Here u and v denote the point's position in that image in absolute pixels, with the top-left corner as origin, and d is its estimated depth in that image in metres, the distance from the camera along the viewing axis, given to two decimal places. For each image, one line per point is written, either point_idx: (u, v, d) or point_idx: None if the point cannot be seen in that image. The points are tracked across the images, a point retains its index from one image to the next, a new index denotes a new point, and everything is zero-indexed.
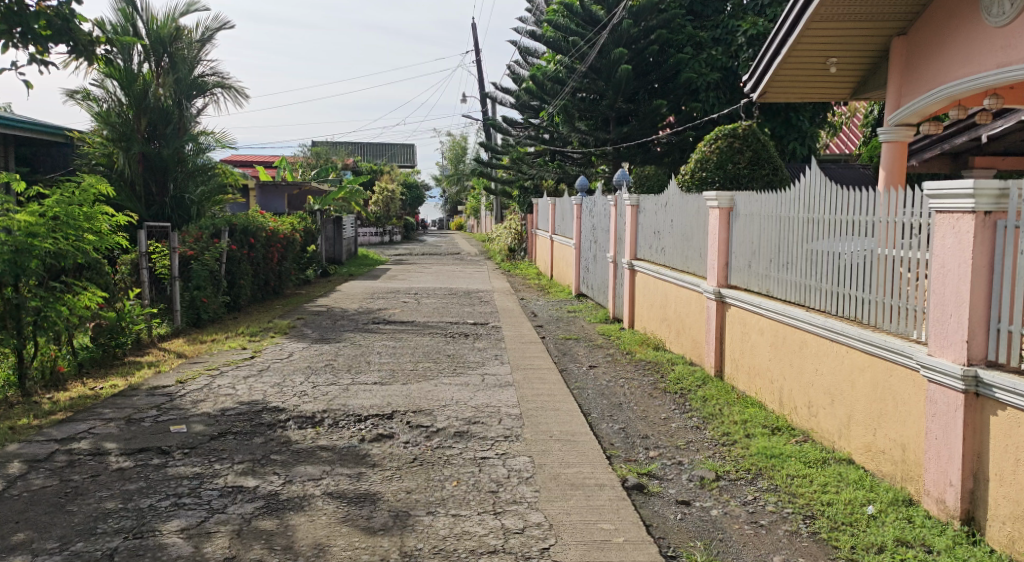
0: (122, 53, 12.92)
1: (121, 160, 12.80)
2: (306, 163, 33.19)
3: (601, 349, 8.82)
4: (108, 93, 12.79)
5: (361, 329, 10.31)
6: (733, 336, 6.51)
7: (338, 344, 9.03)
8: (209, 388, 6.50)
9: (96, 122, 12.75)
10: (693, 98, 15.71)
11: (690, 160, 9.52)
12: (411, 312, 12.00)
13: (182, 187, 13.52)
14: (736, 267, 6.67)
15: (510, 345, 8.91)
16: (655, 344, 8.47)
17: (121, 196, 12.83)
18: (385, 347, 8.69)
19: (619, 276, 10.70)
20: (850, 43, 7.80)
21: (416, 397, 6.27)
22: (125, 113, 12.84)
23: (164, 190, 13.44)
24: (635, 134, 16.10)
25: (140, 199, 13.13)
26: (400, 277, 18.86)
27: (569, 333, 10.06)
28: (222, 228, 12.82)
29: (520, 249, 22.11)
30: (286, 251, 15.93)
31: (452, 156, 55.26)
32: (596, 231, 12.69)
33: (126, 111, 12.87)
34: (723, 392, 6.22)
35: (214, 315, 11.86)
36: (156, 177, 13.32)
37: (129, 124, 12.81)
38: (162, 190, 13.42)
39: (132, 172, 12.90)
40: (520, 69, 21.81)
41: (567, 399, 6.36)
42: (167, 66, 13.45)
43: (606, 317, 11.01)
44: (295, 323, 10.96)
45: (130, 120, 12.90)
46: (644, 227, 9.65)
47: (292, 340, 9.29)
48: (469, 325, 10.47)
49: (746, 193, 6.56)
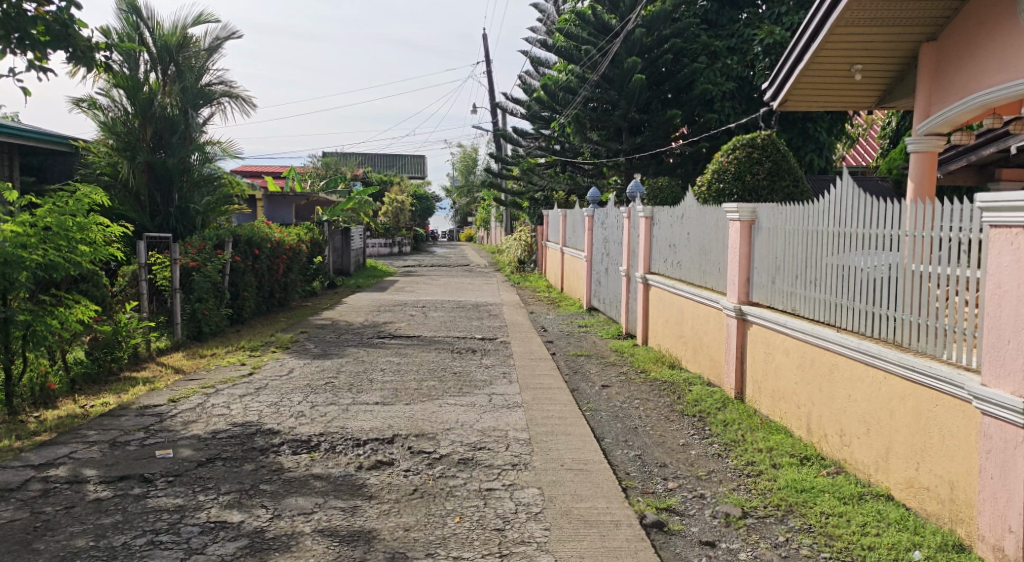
0: (128, 62, 12.71)
1: (125, 170, 12.54)
2: (315, 174, 32.99)
3: (613, 367, 8.46)
4: (114, 101, 12.56)
5: (365, 344, 9.98)
6: (754, 357, 6.16)
7: (341, 359, 8.71)
8: (202, 408, 6.18)
9: (101, 132, 12.54)
10: (708, 108, 15.39)
11: (706, 170, 9.18)
12: (418, 326, 11.67)
13: (187, 197, 13.26)
14: (758, 283, 6.32)
15: (519, 362, 8.56)
16: (671, 362, 8.12)
17: (124, 206, 12.58)
18: (389, 364, 8.36)
19: (632, 290, 10.36)
20: (877, 49, 7.44)
21: (419, 419, 5.93)
22: (131, 122, 12.63)
23: (169, 201, 13.17)
24: (647, 144, 15.76)
25: (144, 209, 12.88)
26: (408, 289, 18.55)
27: (580, 350, 9.71)
28: (225, 239, 12.54)
29: (530, 261, 21.79)
30: (291, 262, 15.65)
31: (462, 167, 55.08)
32: (608, 244, 12.35)
33: (132, 120, 12.63)
34: (745, 416, 5.86)
35: (216, 328, 11.58)
36: (160, 187, 13.05)
37: (134, 134, 12.60)
38: (166, 200, 13.16)
39: (135, 182, 12.65)
40: (531, 80, 21.57)
41: (579, 422, 6.00)
42: (173, 75, 13.22)
43: (618, 333, 10.66)
44: (298, 337, 10.65)
45: (136, 130, 12.65)
46: (658, 239, 9.31)
47: (294, 356, 8.97)
48: (477, 341, 10.13)
49: (769, 205, 6.20)
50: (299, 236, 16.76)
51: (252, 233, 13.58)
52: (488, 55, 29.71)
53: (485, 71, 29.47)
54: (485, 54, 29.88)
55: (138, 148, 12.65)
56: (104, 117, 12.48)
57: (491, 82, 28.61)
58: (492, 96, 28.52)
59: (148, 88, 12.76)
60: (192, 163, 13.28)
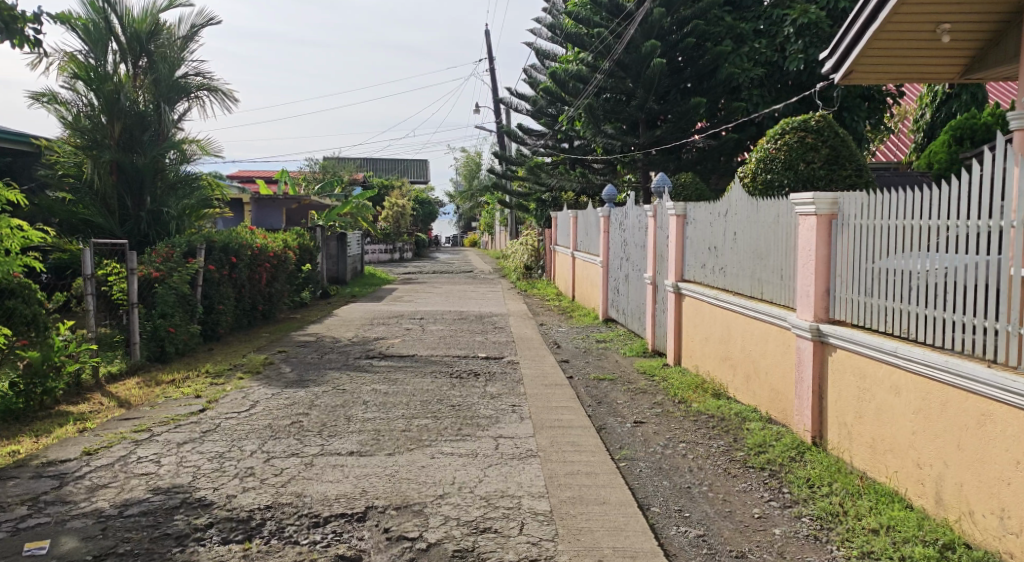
0: (94, 52, 11.31)
1: (89, 170, 11.10)
2: (313, 179, 31.64)
3: (645, 396, 7.00)
4: (78, 94, 11.13)
5: (351, 367, 8.55)
6: (839, 392, 4.71)
7: (318, 389, 7.26)
8: (122, 465, 4.76)
9: (64, 129, 11.16)
10: (733, 97, 13.89)
11: (750, 160, 7.77)
12: (413, 343, 10.23)
13: (159, 200, 11.83)
14: (843, 296, 4.85)
15: (531, 391, 7.10)
16: (714, 391, 6.68)
17: (87, 210, 11.21)
18: (374, 395, 6.91)
19: (659, 300, 8.92)
20: (973, 3, 5.97)
21: (404, 481, 4.49)
22: (97, 116, 11.19)
23: (141, 204, 11.75)
24: (667, 137, 14.33)
25: (113, 214, 11.46)
26: (407, 299, 17.12)
27: (602, 372, 8.25)
28: (197, 246, 11.16)
29: (537, 267, 20.36)
30: (277, 271, 14.23)
31: (466, 172, 53.74)
32: (628, 246, 10.92)
33: (98, 115, 11.18)
34: (834, 471, 4.41)
35: (183, 347, 10.21)
36: (130, 190, 11.64)
37: (101, 131, 11.16)
38: (138, 203, 11.74)
39: (101, 184, 11.21)
40: (536, 73, 20.14)
41: (615, 482, 4.55)
42: (146, 67, 11.88)
43: (643, 349, 9.23)
44: (273, 358, 9.24)
45: (103, 126, 11.21)
46: (693, 240, 7.86)
47: (262, 384, 7.53)
48: (480, 362, 8.67)
49: (857, 193, 4.74)
50: (285, 242, 15.32)
51: (229, 238, 12.14)
52: (491, 51, 28.29)
53: (489, 68, 28.06)
54: (488, 50, 28.46)
55: (105, 146, 11.20)
56: (67, 113, 11.09)
57: (494, 78, 27.19)
58: (496, 93, 27.10)
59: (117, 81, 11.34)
60: (167, 163, 11.85)
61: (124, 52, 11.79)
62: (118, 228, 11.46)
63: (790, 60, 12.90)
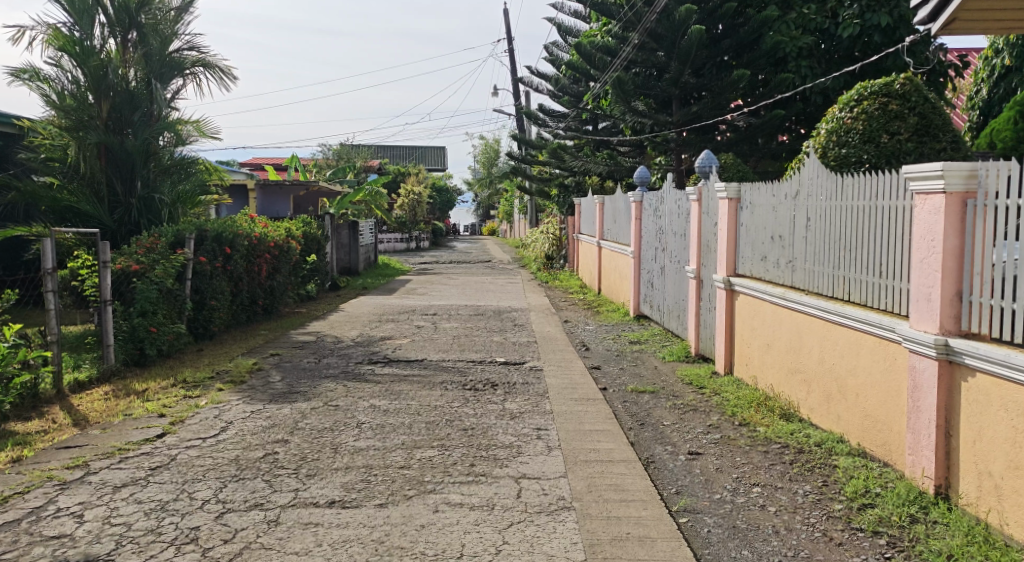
0: (79, 25, 10.16)
1: (72, 153, 9.96)
2: (325, 166, 30.50)
3: (696, 415, 5.81)
4: (62, 71, 10.01)
5: (349, 375, 7.41)
6: (980, 432, 3.53)
7: (306, 406, 6.11)
8: (30, 522, 3.65)
9: (49, 110, 10.08)
10: (778, 69, 12.60)
11: (818, 133, 6.49)
12: (423, 345, 9.07)
13: (151, 185, 10.62)
14: (983, 302, 3.63)
15: (560, 409, 5.93)
16: (782, 411, 5.49)
17: (72, 197, 10.12)
18: (371, 416, 5.77)
19: (706, 297, 7.72)
20: None
21: (396, 552, 3.36)
22: (83, 94, 10.08)
23: (132, 190, 10.55)
24: (704, 114, 13.04)
25: (102, 201, 10.33)
26: (420, 291, 15.97)
27: (640, 383, 7.05)
28: (185, 235, 10.07)
29: (559, 257, 19.16)
30: (279, 263, 13.14)
31: (484, 160, 52.58)
32: (665, 235, 9.72)
33: (84, 92, 10.08)
34: (986, 547, 3.24)
35: (168, 348, 9.20)
36: (121, 174, 10.47)
37: (88, 110, 10.05)
38: (128, 189, 10.55)
39: (87, 168, 10.09)
40: (559, 50, 18.86)
41: (677, 555, 3.39)
42: (136, 41, 10.62)
43: (685, 354, 8.05)
44: (262, 363, 8.13)
45: (89, 104, 10.10)
46: (751, 228, 6.64)
47: (242, 399, 6.40)
48: (498, 369, 7.50)
49: (1007, 161, 3.50)
50: (289, 231, 14.19)
51: (222, 227, 11.02)
52: (510, 32, 26.98)
53: (508, 48, 26.79)
54: (507, 31, 27.16)
55: (92, 126, 10.10)
56: (50, 91, 9.93)
57: (514, 60, 25.92)
58: (515, 75, 25.82)
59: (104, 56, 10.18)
60: (161, 145, 10.74)
61: (112, 25, 10.54)
62: (107, 216, 10.29)
63: (845, 26, 11.75)
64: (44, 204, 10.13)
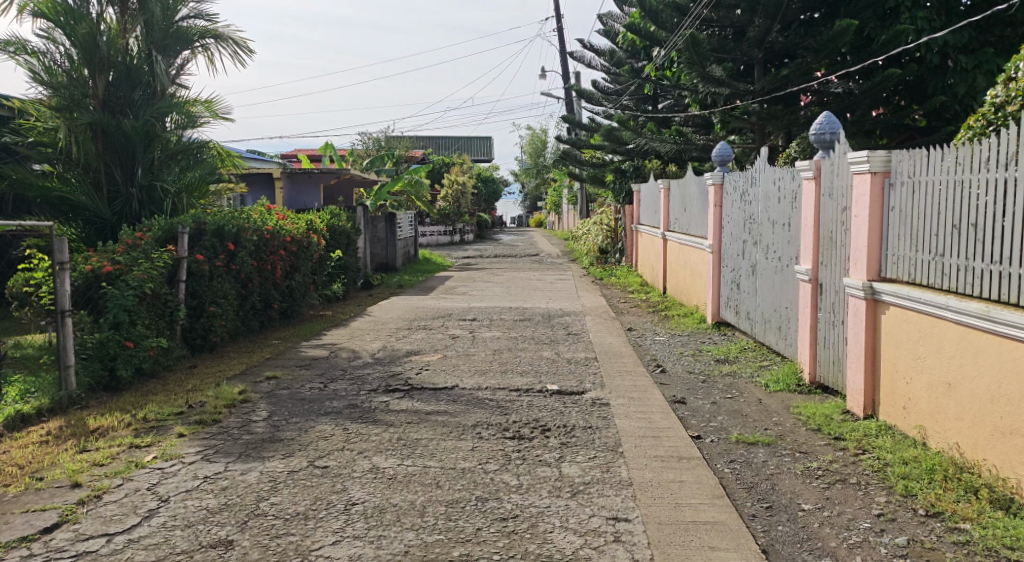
0: None
1: (62, 136, 8.21)
2: (363, 157, 28.81)
3: (852, 493, 3.94)
4: (53, 43, 8.35)
5: (356, 411, 5.66)
6: None
7: (283, 466, 4.36)
8: None
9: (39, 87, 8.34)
10: (885, 24, 10.55)
11: (1016, 76, 4.50)
12: (456, 365, 7.25)
13: (153, 171, 8.78)
14: None
15: (643, 481, 4.11)
16: (995, 497, 3.64)
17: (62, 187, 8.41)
18: (370, 489, 3.99)
19: (831, 308, 5.81)
20: None
21: None
22: (77, 71, 8.39)
23: (132, 178, 8.72)
24: (794, 80, 11.06)
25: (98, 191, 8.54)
26: (460, 291, 14.19)
27: (746, 428, 5.18)
28: (178, 229, 8.46)
29: (614, 251, 17.26)
30: (299, 260, 11.48)
31: (533, 149, 50.65)
32: (758, 224, 7.79)
33: (78, 69, 8.37)
34: None
35: (153, 368, 7.58)
36: (120, 160, 8.64)
37: (82, 88, 8.35)
38: (128, 177, 8.71)
39: (80, 154, 8.33)
40: (614, 20, 16.88)
41: None
42: (137, 7, 8.76)
43: (795, 383, 6.15)
44: (251, 391, 6.39)
45: (85, 82, 8.40)
46: (913, 212, 4.73)
47: (202, 452, 4.66)
48: (550, 406, 5.65)
49: None
50: (310, 223, 12.52)
51: (226, 220, 9.29)
52: (558, 7, 24.91)
53: (556, 25, 24.75)
54: (555, 7, 25.10)
55: (87, 107, 8.36)
56: (39, 66, 8.25)
57: (564, 37, 23.89)
58: (564, 54, 23.81)
59: (101, 25, 8.45)
60: (167, 128, 8.96)
61: None
62: (101, 208, 8.47)
63: None
64: (32, 195, 8.43)
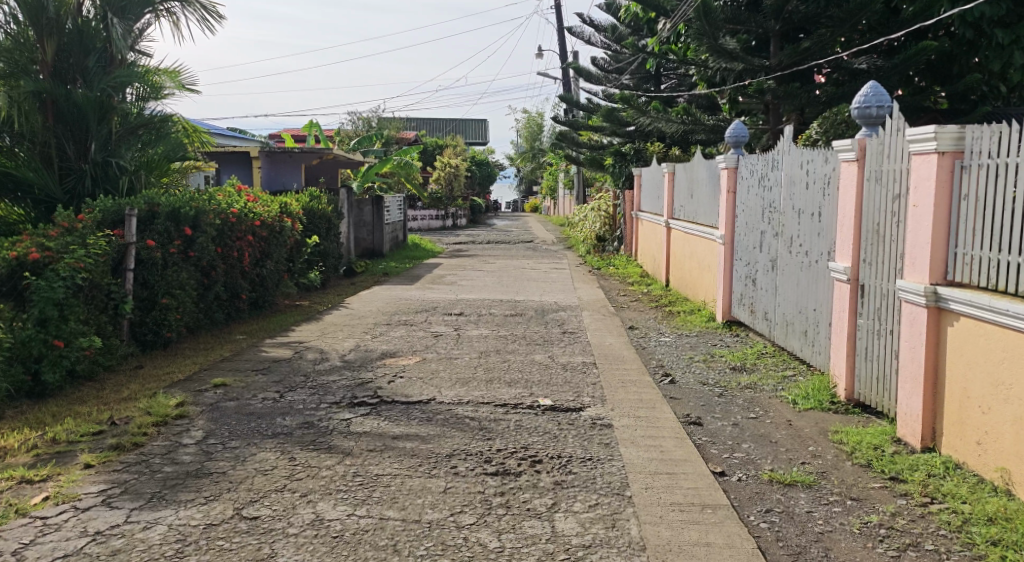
0: None
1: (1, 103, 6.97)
2: (352, 138, 27.70)
3: None
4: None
5: (310, 434, 4.71)
6: None
7: (202, 516, 3.43)
8: None
9: None
10: None
11: None
12: (434, 372, 6.30)
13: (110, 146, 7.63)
14: None
15: (657, 546, 3.19)
16: None
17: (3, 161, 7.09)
18: (304, 556, 3.07)
19: (875, 314, 4.90)
20: None
21: None
22: (24, 33, 7.18)
23: (85, 153, 7.55)
24: (812, 54, 10.11)
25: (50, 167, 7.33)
26: (448, 280, 13.23)
27: (778, 460, 4.27)
28: (125, 211, 7.38)
29: (612, 239, 16.29)
30: (270, 246, 10.50)
31: (529, 132, 49.49)
32: (780, 213, 6.86)
33: (24, 30, 7.17)
34: None
35: (89, 370, 6.61)
36: (73, 134, 7.46)
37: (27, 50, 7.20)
38: (81, 153, 7.54)
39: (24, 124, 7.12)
40: None
41: None
42: None
43: (829, 400, 5.24)
44: (191, 403, 5.45)
45: (31, 44, 7.22)
46: (994, 202, 3.80)
47: (105, 493, 3.73)
48: (543, 429, 4.71)
49: None
50: (285, 206, 11.52)
51: (185, 202, 8.20)
52: None
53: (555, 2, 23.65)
54: None
55: (32, 73, 7.20)
56: None
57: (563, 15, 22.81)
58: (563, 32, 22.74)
59: None
60: (126, 100, 7.86)
61: None
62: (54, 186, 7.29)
63: None
64: None
